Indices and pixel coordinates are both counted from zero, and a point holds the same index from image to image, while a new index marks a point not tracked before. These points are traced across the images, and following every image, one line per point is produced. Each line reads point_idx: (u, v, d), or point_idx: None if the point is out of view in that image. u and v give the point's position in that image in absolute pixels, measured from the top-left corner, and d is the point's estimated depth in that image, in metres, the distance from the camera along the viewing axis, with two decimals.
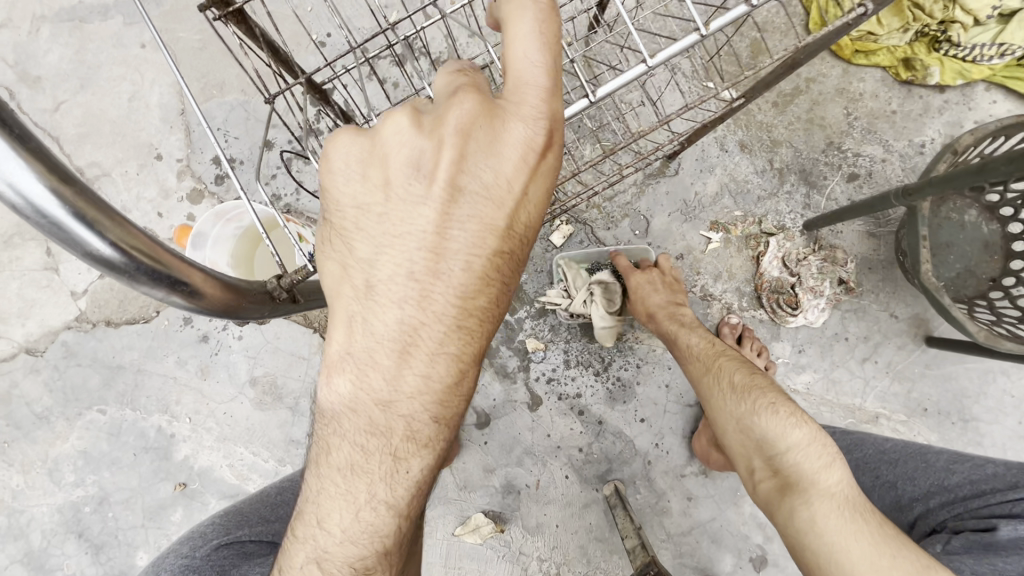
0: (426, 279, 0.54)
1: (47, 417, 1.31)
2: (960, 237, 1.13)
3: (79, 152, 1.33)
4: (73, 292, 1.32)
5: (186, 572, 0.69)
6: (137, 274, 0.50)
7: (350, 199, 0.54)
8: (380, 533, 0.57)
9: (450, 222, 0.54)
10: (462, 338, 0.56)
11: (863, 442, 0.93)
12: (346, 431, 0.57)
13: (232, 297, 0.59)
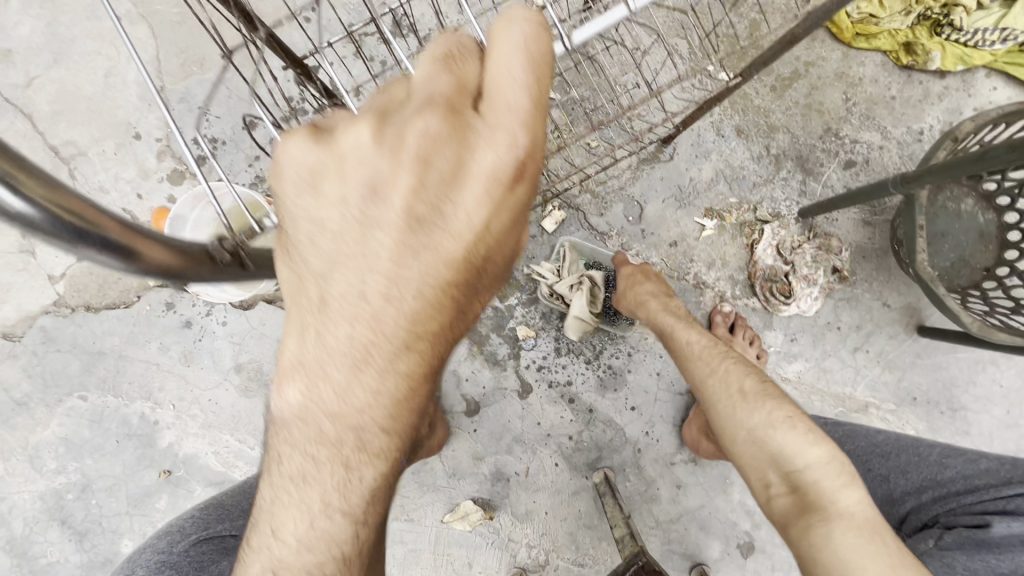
0: (377, 304, 0.48)
1: (27, 404, 1.28)
2: (955, 227, 1.11)
3: (53, 130, 1.28)
4: (50, 275, 1.28)
5: (163, 569, 0.69)
6: (73, 240, 0.38)
7: (297, 206, 0.46)
8: (335, 541, 0.55)
9: (409, 248, 0.46)
10: (418, 364, 0.51)
11: (854, 434, 0.90)
12: (298, 440, 0.54)
13: (199, 267, 0.46)
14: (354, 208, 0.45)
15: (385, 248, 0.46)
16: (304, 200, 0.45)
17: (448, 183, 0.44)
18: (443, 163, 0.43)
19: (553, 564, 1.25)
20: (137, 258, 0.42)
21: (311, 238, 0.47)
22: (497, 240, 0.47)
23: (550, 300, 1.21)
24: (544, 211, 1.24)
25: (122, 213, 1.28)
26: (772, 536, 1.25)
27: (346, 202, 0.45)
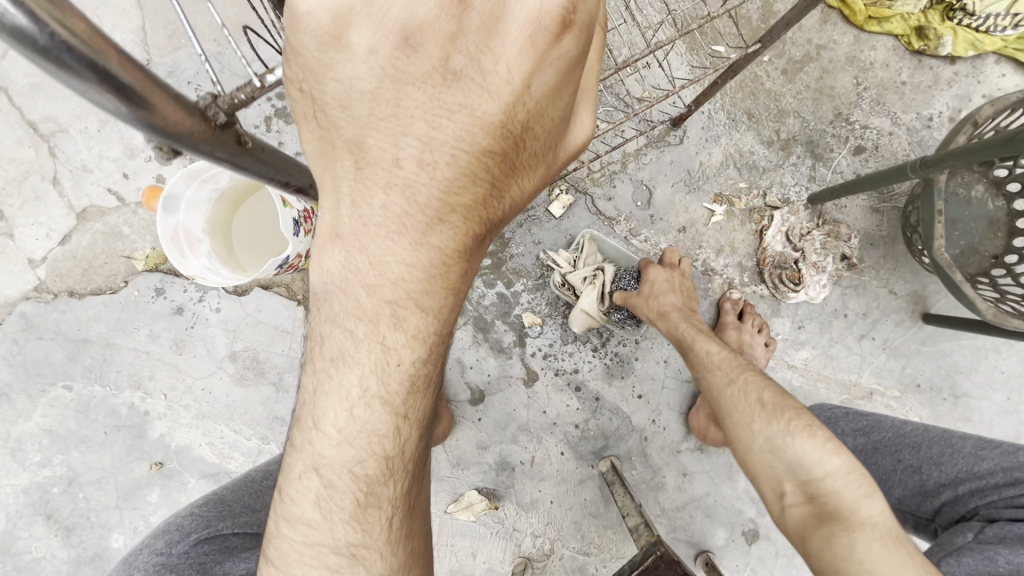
0: (412, 170, 0.46)
1: (7, 394, 1.21)
2: (966, 214, 1.11)
3: (31, 105, 1.21)
4: (31, 259, 1.21)
5: (162, 573, 0.64)
6: (73, 68, 0.34)
7: (319, 59, 0.42)
8: (377, 434, 0.52)
9: (441, 106, 0.44)
10: (450, 236, 0.48)
11: (880, 425, 0.88)
12: (334, 323, 0.51)
13: (190, 123, 0.44)
14: (385, 60, 0.42)
15: (421, 100, 0.43)
16: (328, 52, 0.42)
17: (484, 33, 0.42)
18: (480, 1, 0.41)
19: (558, 553, 1.24)
20: (145, 107, 0.39)
21: (342, 97, 0.44)
22: (540, 104, 0.44)
23: (560, 289, 1.18)
24: (551, 195, 1.21)
25: (107, 194, 1.21)
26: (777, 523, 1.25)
27: (377, 51, 0.42)
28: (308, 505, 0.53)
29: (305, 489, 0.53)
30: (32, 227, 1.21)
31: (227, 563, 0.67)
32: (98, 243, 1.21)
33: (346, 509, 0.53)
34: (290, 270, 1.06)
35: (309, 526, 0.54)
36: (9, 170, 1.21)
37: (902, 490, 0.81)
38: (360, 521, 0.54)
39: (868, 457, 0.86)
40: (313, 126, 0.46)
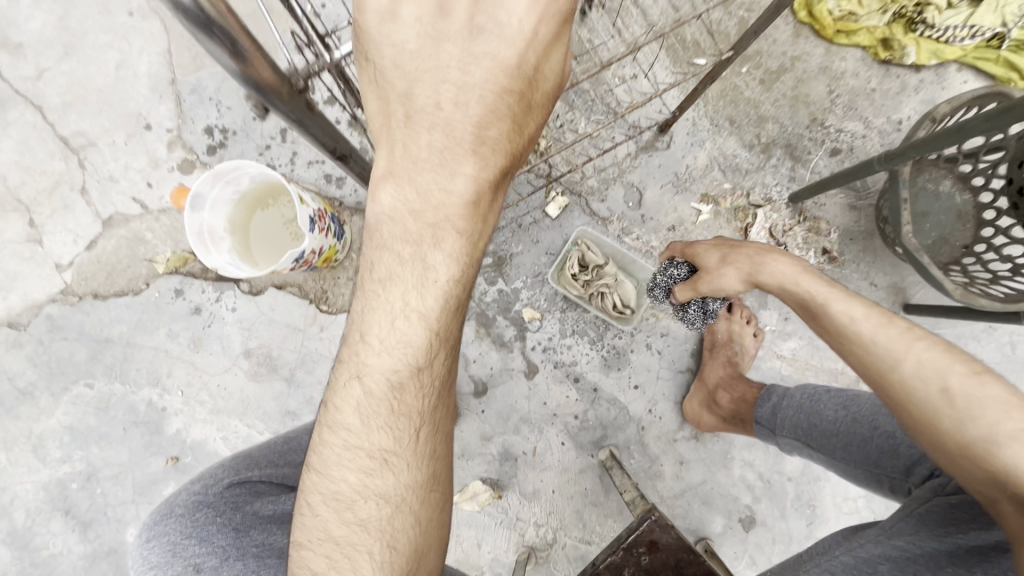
0: (450, 111, 0.59)
1: (31, 393, 1.27)
2: (935, 207, 1.18)
3: (64, 121, 1.30)
4: (58, 264, 1.29)
5: (199, 509, 0.67)
6: (203, 28, 0.52)
7: (381, 32, 0.59)
8: (412, 345, 0.61)
9: (469, 59, 0.59)
10: (480, 164, 0.61)
11: (858, 396, 0.91)
12: (380, 245, 0.62)
13: (275, 80, 0.61)
14: (428, 30, 0.58)
15: (453, 56, 0.59)
16: (387, 27, 0.58)
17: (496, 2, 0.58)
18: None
19: (561, 543, 1.27)
20: (246, 62, 0.57)
21: (396, 60, 0.59)
22: (542, 52, 0.59)
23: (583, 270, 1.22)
24: (547, 197, 1.29)
25: (131, 202, 1.29)
26: (773, 510, 1.28)
27: (421, 22, 0.58)
28: (352, 412, 0.62)
29: (349, 396, 0.62)
30: (60, 234, 1.29)
31: (257, 504, 0.69)
32: (122, 248, 1.28)
33: (382, 416, 0.62)
34: (303, 268, 1.13)
35: (351, 436, 0.62)
36: (41, 181, 1.29)
37: (877, 454, 0.83)
38: (394, 432, 0.62)
39: (846, 425, 0.87)
40: (374, 90, 0.61)
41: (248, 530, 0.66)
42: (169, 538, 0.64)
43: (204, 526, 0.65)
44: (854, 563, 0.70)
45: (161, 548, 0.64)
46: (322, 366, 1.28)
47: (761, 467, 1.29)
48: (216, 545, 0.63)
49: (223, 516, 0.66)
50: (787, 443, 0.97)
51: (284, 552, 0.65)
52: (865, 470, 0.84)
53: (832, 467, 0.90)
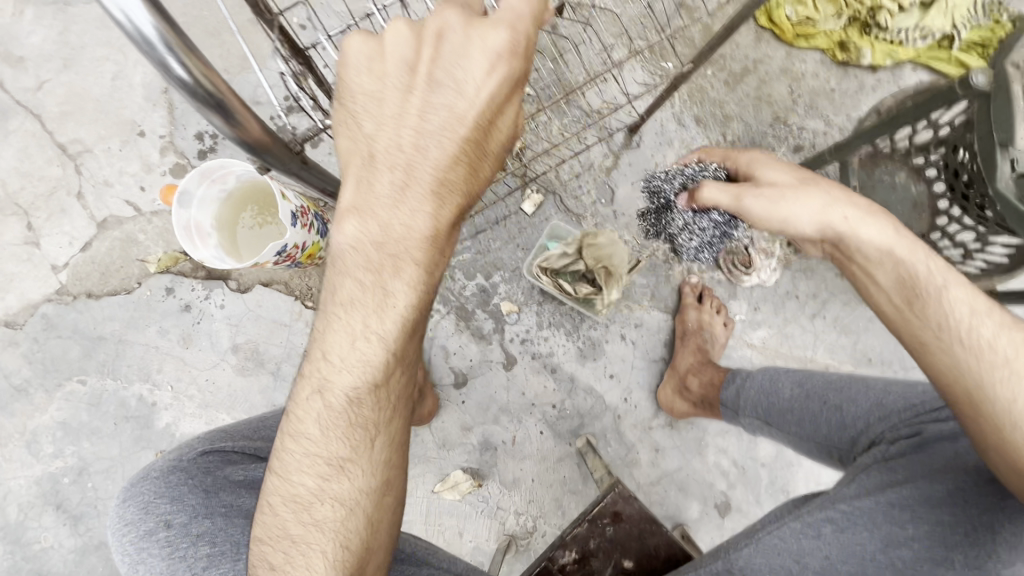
0: (412, 152, 0.60)
1: (26, 390, 1.32)
2: (893, 198, 1.21)
3: (62, 129, 1.37)
4: (54, 265, 1.34)
5: (174, 471, 0.71)
6: (205, 103, 0.59)
7: (353, 81, 0.60)
8: (371, 364, 0.62)
9: (430, 108, 0.59)
10: (438, 204, 0.61)
11: (811, 375, 0.95)
12: (342, 272, 0.62)
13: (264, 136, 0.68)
14: (395, 80, 0.59)
15: (415, 105, 0.59)
16: (358, 76, 0.60)
17: (457, 56, 0.59)
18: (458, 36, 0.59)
19: (541, 530, 1.30)
20: (241, 127, 0.63)
21: (364, 107, 0.60)
22: (495, 107, 0.60)
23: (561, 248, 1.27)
24: (523, 195, 1.35)
25: (125, 205, 1.35)
26: (748, 495, 1.31)
27: (389, 74, 0.59)
28: (313, 425, 0.63)
29: (311, 408, 0.63)
30: (56, 236, 1.34)
31: (228, 470, 0.74)
32: (115, 249, 1.34)
33: (341, 428, 0.63)
34: (286, 263, 1.18)
35: (309, 441, 0.63)
36: (39, 186, 1.36)
37: (827, 428, 0.88)
38: (350, 441, 0.63)
39: (799, 402, 0.92)
40: (343, 132, 0.62)
41: (218, 491, 0.71)
42: (144, 498, 0.69)
43: (177, 486, 0.69)
44: (801, 528, 0.74)
45: (136, 507, 0.69)
46: (307, 360, 1.32)
47: (735, 453, 1.33)
48: (186, 504, 0.68)
49: (195, 479, 0.71)
50: (750, 423, 1.01)
51: (249, 513, 0.70)
52: (816, 443, 0.89)
53: (787, 443, 0.95)
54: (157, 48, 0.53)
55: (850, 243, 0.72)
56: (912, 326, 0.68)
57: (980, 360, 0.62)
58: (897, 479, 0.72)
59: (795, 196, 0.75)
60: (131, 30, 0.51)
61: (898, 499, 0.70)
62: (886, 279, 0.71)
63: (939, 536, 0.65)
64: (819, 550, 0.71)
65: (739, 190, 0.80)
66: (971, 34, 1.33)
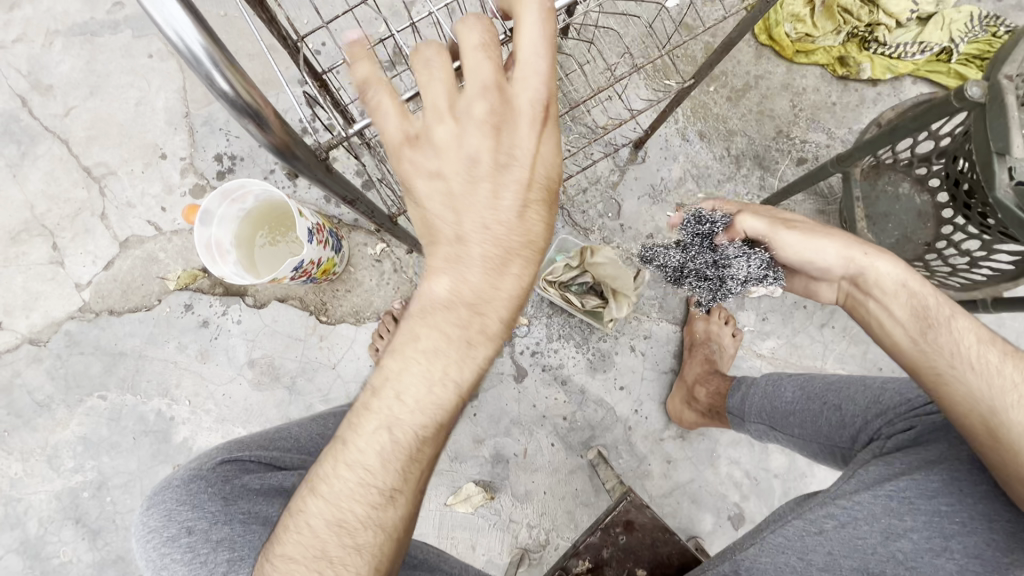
0: (486, 205, 0.61)
1: (48, 405, 1.35)
2: (896, 208, 1.24)
3: (87, 153, 1.42)
4: (78, 284, 1.38)
5: (195, 480, 0.73)
6: (242, 114, 0.58)
7: (414, 161, 0.61)
8: (446, 408, 0.61)
9: (499, 182, 0.61)
10: (522, 264, 0.62)
11: (812, 379, 0.96)
12: (418, 321, 0.62)
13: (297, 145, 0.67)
14: (459, 159, 0.61)
15: (485, 181, 0.61)
16: (419, 154, 0.61)
17: (505, 125, 0.60)
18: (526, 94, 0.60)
19: (554, 543, 1.30)
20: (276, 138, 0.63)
21: (435, 190, 0.61)
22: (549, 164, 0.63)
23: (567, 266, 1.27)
24: None
25: (147, 225, 1.40)
26: (761, 507, 1.31)
27: (451, 154, 0.60)
28: (373, 454, 0.61)
29: (375, 441, 0.61)
30: (80, 255, 1.39)
31: (246, 478, 0.75)
32: (137, 267, 1.38)
33: (402, 457, 0.61)
34: (302, 279, 1.21)
35: (368, 480, 0.61)
36: (65, 208, 1.41)
37: (828, 428, 0.89)
38: (406, 474, 0.62)
39: (800, 403, 0.94)
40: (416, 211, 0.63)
41: (236, 499, 0.72)
42: (166, 505, 0.71)
43: (198, 494, 0.71)
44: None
45: (159, 515, 0.70)
46: (321, 374, 1.35)
47: (747, 464, 1.32)
48: (206, 512, 0.69)
49: (215, 488, 0.72)
50: (756, 429, 1.02)
51: (267, 520, 0.70)
52: (819, 445, 0.90)
53: (794, 446, 0.96)
54: (204, 65, 0.53)
55: (872, 277, 0.73)
56: (928, 356, 0.68)
57: (993, 385, 0.64)
58: (894, 472, 0.71)
59: (824, 235, 0.77)
60: (178, 42, 0.51)
61: (895, 490, 0.69)
62: (903, 314, 0.71)
63: (936, 526, 0.67)
64: (821, 546, 0.70)
65: (770, 221, 0.82)
66: (969, 47, 1.37)
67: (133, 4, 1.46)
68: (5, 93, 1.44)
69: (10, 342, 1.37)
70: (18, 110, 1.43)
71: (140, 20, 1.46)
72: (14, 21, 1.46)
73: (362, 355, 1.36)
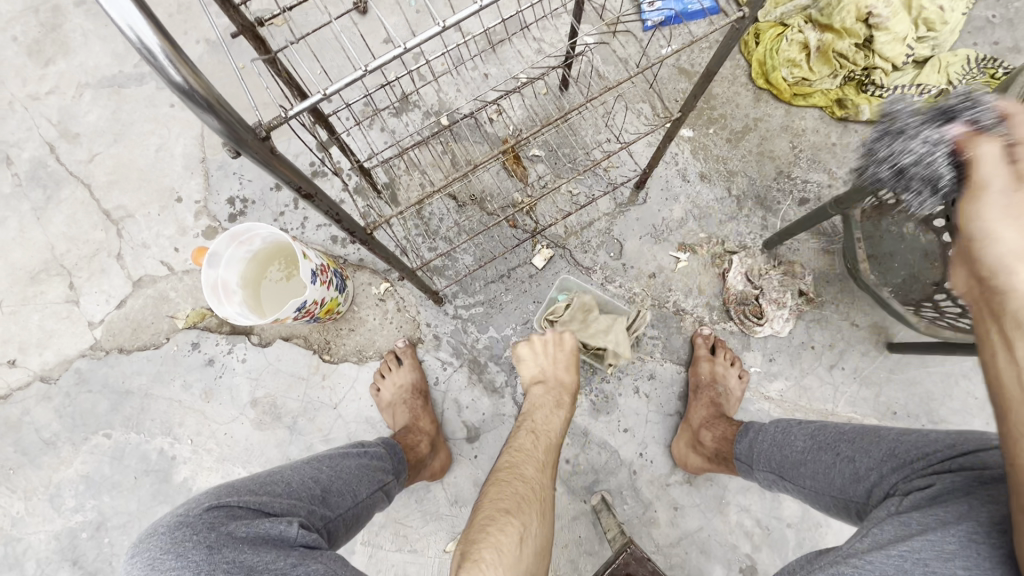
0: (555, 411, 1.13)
1: (54, 443, 1.36)
2: (901, 247, 1.23)
3: (108, 197, 1.48)
4: (90, 322, 1.42)
5: (179, 527, 0.67)
6: (201, 108, 0.52)
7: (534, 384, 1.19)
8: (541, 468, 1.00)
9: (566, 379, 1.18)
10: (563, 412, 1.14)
11: (825, 428, 0.93)
12: (538, 428, 1.09)
13: (265, 149, 0.61)
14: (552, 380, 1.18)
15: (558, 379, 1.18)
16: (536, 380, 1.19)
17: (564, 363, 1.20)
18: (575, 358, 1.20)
19: None
20: (239, 141, 0.57)
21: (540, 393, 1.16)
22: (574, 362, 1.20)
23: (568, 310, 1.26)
24: (534, 249, 1.39)
25: (160, 265, 1.44)
26: (775, 560, 1.24)
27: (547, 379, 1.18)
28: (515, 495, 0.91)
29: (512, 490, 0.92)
30: (95, 295, 1.43)
31: (233, 525, 0.69)
32: (148, 305, 1.42)
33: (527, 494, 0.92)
34: (307, 318, 1.23)
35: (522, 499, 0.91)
36: (83, 249, 1.46)
37: (841, 480, 0.84)
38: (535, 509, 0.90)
39: (812, 454, 0.91)
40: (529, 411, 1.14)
41: (221, 547, 0.66)
42: (150, 552, 0.65)
43: (181, 542, 0.65)
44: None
45: (143, 562, 0.65)
46: (323, 414, 1.35)
47: (758, 513, 1.27)
48: (189, 561, 0.64)
49: (200, 534, 0.66)
50: (765, 477, 1.00)
51: (250, 570, 0.65)
52: (833, 498, 0.86)
53: (807, 499, 0.92)
54: (157, 60, 0.49)
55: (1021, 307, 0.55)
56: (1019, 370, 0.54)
57: None
58: (910, 531, 0.66)
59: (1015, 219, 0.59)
60: (135, 41, 0.48)
61: (909, 551, 0.63)
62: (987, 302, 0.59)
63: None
64: None
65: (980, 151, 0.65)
66: (967, 88, 1.38)
67: None
68: (36, 140, 1.52)
69: (22, 379, 1.40)
70: (46, 157, 1.51)
71: None
72: (49, 76, 1.55)
73: (364, 395, 1.36)
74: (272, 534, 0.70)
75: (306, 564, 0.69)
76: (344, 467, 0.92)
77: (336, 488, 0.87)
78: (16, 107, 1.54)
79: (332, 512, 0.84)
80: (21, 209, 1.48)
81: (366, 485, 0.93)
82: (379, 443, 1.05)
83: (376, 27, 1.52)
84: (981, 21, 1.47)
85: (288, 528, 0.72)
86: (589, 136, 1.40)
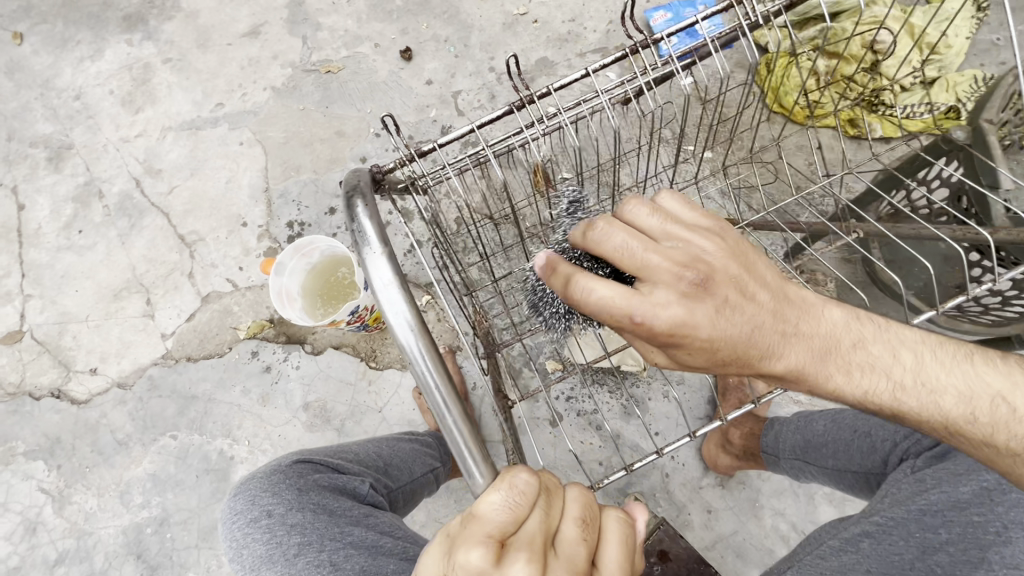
0: None
1: (126, 444, 1.49)
2: (920, 252, 1.20)
3: (183, 223, 1.67)
4: (163, 333, 1.57)
5: (273, 472, 0.85)
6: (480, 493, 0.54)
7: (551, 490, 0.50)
8: None
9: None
10: None
11: (844, 414, 0.99)
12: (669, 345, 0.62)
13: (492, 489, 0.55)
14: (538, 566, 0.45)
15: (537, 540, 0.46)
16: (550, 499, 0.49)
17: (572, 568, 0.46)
18: (614, 566, 0.47)
19: None
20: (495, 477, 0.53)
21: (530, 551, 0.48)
22: None
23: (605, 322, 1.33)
24: None
25: (225, 282, 1.60)
26: None
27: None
28: None
29: None
30: (169, 309, 1.59)
31: (316, 475, 0.86)
32: (213, 319, 1.56)
33: None
34: (357, 325, 1.33)
35: None
36: (160, 269, 1.63)
37: (860, 455, 0.92)
38: None
39: (831, 434, 0.97)
40: None
41: (308, 491, 0.83)
42: (251, 492, 0.84)
43: (277, 484, 0.83)
44: (841, 546, 0.76)
45: (246, 500, 0.84)
46: (369, 417, 1.45)
47: (793, 517, 1.27)
48: (282, 499, 0.81)
49: (291, 479, 0.84)
50: (791, 466, 1.04)
51: (331, 512, 0.81)
52: (853, 473, 0.93)
53: (830, 480, 0.98)
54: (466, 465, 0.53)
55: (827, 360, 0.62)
56: (852, 358, 0.63)
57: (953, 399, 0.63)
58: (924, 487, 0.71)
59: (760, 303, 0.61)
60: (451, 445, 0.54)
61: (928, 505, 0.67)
62: (775, 302, 0.61)
63: (971, 537, 0.69)
64: (860, 563, 0.72)
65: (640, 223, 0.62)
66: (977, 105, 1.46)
67: (232, 105, 1.77)
68: (124, 176, 1.73)
69: (101, 386, 1.55)
70: (133, 190, 1.72)
71: (235, 115, 1.76)
72: (138, 122, 1.79)
73: (406, 400, 1.45)
74: (348, 488, 0.87)
75: (376, 516, 0.84)
76: (400, 448, 1.03)
77: (396, 463, 0.98)
78: (110, 149, 1.77)
79: (394, 483, 0.96)
80: (110, 235, 1.68)
81: (421, 464, 1.02)
82: (431, 434, 1.14)
83: (420, 70, 1.73)
84: (986, 43, 1.56)
85: (361, 485, 0.88)
86: (627, 151, 1.42)
